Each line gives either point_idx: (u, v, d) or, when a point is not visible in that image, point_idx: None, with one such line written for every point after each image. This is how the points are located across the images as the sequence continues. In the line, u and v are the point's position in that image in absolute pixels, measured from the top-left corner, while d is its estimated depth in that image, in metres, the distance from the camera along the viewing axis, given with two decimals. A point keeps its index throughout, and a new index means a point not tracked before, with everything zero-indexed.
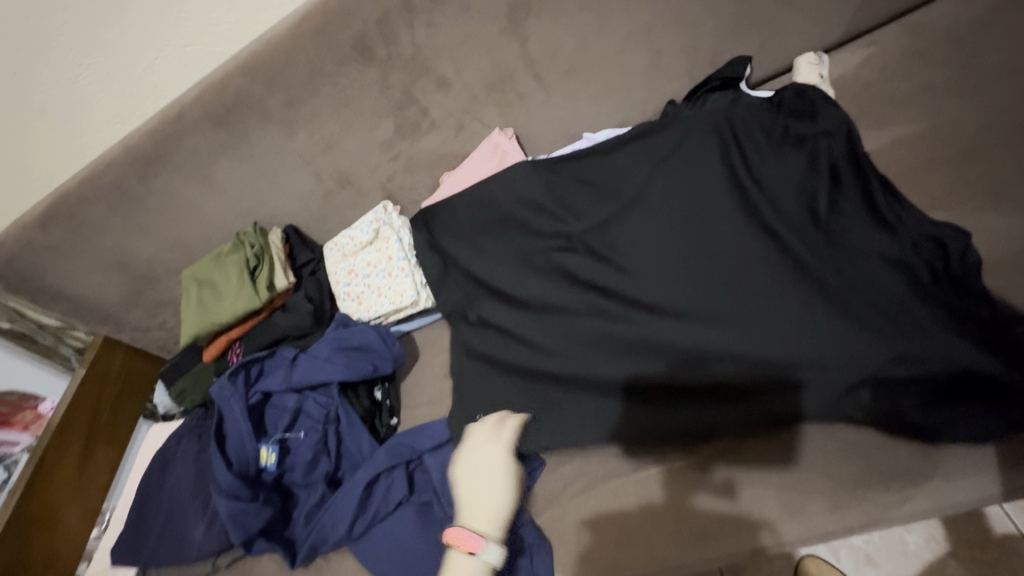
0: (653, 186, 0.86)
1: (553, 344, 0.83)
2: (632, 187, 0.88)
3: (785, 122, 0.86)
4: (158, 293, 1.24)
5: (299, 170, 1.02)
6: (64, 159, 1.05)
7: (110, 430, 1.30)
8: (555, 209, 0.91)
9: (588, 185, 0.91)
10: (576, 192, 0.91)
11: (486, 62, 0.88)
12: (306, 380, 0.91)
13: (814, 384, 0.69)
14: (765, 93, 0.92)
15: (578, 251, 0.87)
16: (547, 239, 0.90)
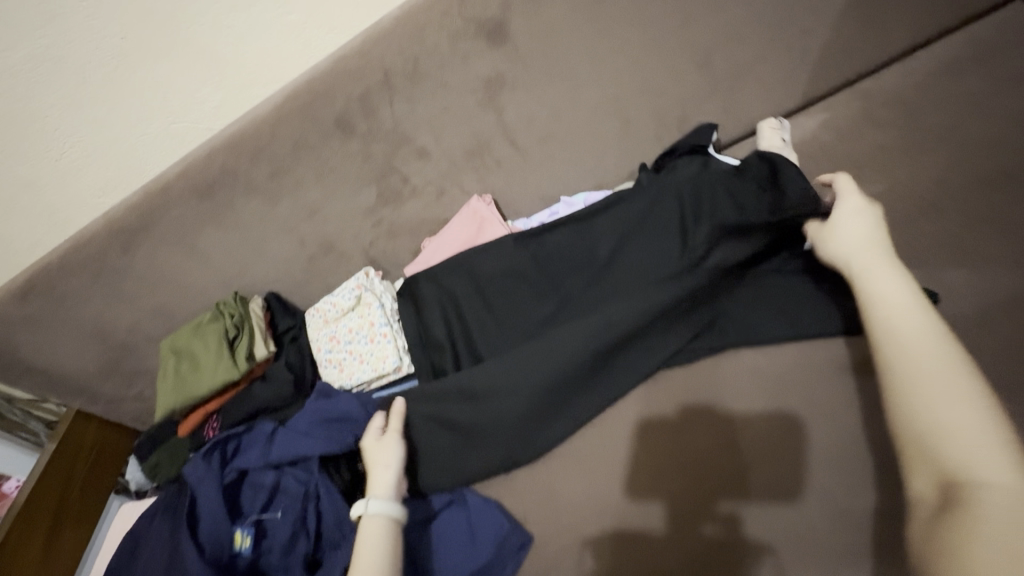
0: (634, 254, 0.90)
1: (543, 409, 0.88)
2: (612, 253, 0.91)
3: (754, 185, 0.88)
4: (134, 365, 1.19)
5: (280, 239, 1.01)
6: (46, 232, 1.05)
7: (78, 510, 1.23)
8: (538, 277, 0.93)
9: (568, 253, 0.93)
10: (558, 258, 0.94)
11: (464, 132, 0.92)
12: (285, 455, 0.88)
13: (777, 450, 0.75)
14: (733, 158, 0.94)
15: (562, 318, 0.91)
16: (531, 306, 0.93)
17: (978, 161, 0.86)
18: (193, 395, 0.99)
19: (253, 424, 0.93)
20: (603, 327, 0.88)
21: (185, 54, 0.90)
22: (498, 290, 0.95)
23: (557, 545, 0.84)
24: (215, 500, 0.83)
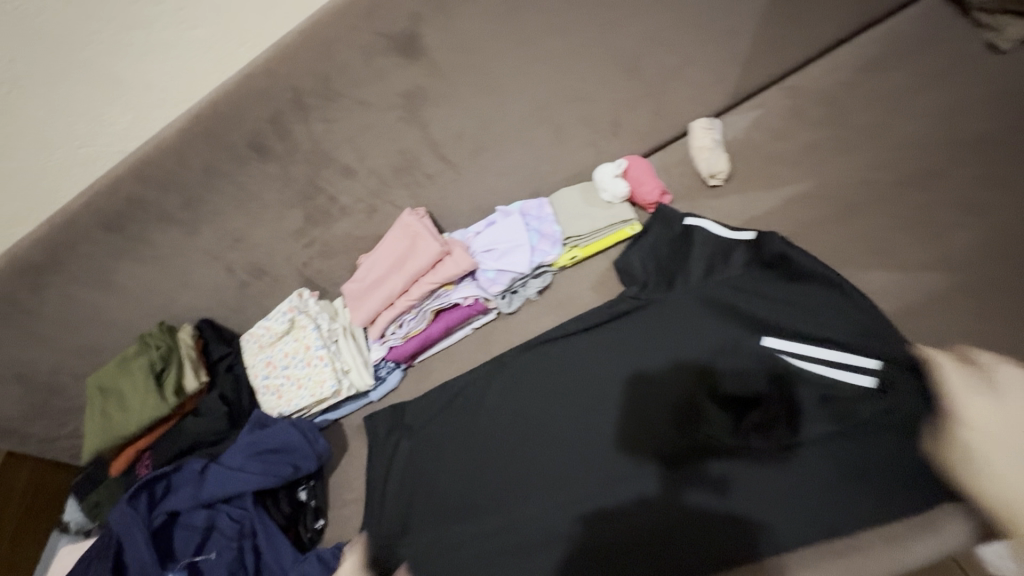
0: (663, 351, 0.84)
1: (541, 513, 0.79)
2: (640, 345, 0.85)
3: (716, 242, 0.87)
4: (65, 402, 1.13)
5: (207, 266, 0.97)
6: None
7: (10, 558, 1.16)
8: (553, 370, 0.88)
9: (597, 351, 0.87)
10: (586, 352, 0.88)
11: (390, 149, 0.89)
12: (216, 495, 0.85)
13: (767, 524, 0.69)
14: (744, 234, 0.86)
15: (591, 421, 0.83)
16: (553, 402, 0.86)
17: (900, 160, 0.87)
18: (122, 434, 0.95)
19: (182, 463, 0.89)
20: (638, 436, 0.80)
21: (88, 74, 0.82)
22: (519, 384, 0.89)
23: None
24: (143, 548, 0.80)
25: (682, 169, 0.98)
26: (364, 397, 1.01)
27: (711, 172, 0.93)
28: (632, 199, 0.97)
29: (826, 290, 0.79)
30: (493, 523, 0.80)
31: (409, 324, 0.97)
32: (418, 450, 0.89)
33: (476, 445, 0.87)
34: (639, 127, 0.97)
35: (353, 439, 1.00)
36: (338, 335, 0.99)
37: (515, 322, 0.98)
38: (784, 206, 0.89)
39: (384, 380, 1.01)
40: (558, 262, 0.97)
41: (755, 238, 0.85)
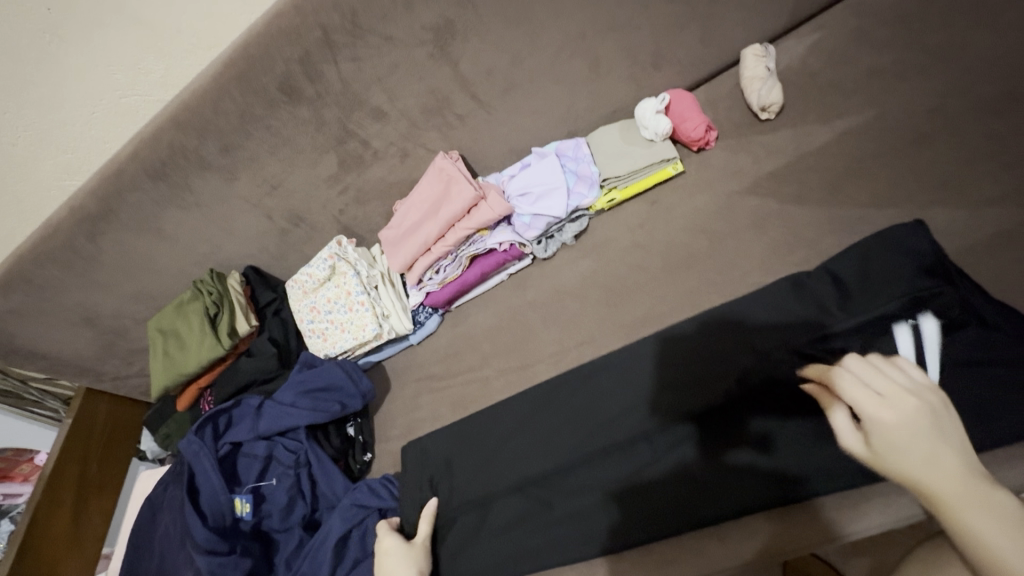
0: (689, 362, 0.75)
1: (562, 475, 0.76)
2: (710, 330, 0.76)
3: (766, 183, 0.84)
4: (131, 342, 1.22)
5: (248, 213, 0.99)
6: (13, 213, 0.99)
7: (101, 479, 1.27)
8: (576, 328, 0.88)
9: (617, 355, 0.82)
10: (675, 454, 0.71)
11: (420, 89, 0.86)
12: (273, 428, 0.91)
13: (813, 475, 0.64)
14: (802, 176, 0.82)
15: (663, 449, 0.71)
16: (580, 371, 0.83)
17: (974, 83, 0.79)
18: (185, 373, 1.02)
19: (240, 399, 0.96)
20: (730, 438, 0.69)
21: (118, 20, 0.80)
22: (552, 408, 0.81)
23: None
24: (212, 473, 0.87)
25: (729, 102, 0.92)
26: (405, 339, 1.03)
27: (761, 105, 0.86)
28: (675, 135, 0.91)
29: (849, 265, 0.72)
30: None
31: (445, 270, 0.97)
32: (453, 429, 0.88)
33: (499, 418, 0.85)
34: (683, 56, 0.91)
35: (393, 380, 1.04)
36: (377, 281, 1.02)
37: (550, 266, 0.96)
38: (839, 139, 0.82)
39: (423, 324, 1.03)
40: (594, 205, 0.93)
41: (806, 180, 0.82)
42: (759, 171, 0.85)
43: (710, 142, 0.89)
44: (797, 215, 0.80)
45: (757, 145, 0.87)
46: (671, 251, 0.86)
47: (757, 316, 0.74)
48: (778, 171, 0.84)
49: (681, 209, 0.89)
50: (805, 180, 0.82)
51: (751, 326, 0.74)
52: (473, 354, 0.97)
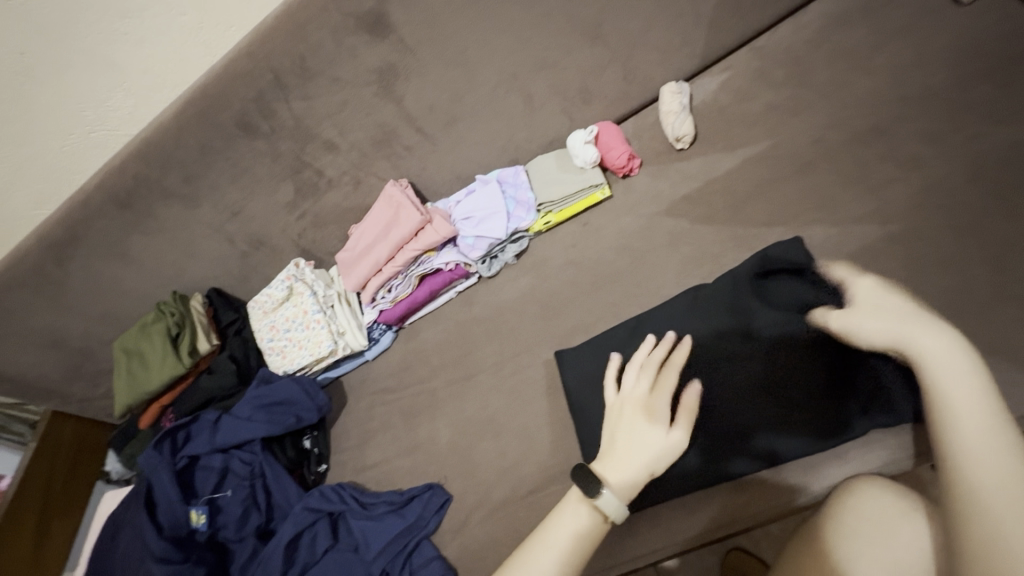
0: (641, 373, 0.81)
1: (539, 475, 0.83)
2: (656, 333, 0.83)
3: (683, 205, 0.93)
4: (98, 364, 1.25)
5: (211, 238, 1.05)
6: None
7: (65, 500, 1.30)
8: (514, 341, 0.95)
9: (573, 367, 0.86)
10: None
11: (368, 123, 0.94)
12: (229, 441, 0.96)
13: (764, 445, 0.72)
14: (713, 200, 0.91)
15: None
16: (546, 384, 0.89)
17: (856, 115, 0.90)
18: (147, 391, 1.06)
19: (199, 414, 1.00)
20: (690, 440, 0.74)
21: (86, 62, 0.87)
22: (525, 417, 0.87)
23: (470, 502, 0.86)
24: (169, 485, 0.92)
25: (652, 133, 1.01)
26: (360, 355, 1.09)
27: (676, 136, 0.96)
28: (603, 163, 1.00)
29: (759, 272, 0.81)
30: (479, 464, 0.88)
31: (397, 289, 1.04)
32: (414, 437, 0.96)
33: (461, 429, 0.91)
34: (609, 92, 1.01)
35: (349, 394, 1.09)
36: (334, 300, 1.08)
37: (493, 284, 1.04)
38: (743, 165, 0.92)
39: (377, 340, 1.09)
40: (532, 227, 1.01)
41: (716, 201, 0.91)
42: (676, 194, 0.94)
43: (634, 169, 0.98)
44: (708, 234, 0.89)
45: (675, 171, 0.97)
46: (600, 268, 0.94)
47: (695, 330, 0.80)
48: (692, 195, 0.93)
49: (610, 230, 0.97)
50: (716, 202, 0.91)
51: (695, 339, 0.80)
52: (423, 367, 1.03)
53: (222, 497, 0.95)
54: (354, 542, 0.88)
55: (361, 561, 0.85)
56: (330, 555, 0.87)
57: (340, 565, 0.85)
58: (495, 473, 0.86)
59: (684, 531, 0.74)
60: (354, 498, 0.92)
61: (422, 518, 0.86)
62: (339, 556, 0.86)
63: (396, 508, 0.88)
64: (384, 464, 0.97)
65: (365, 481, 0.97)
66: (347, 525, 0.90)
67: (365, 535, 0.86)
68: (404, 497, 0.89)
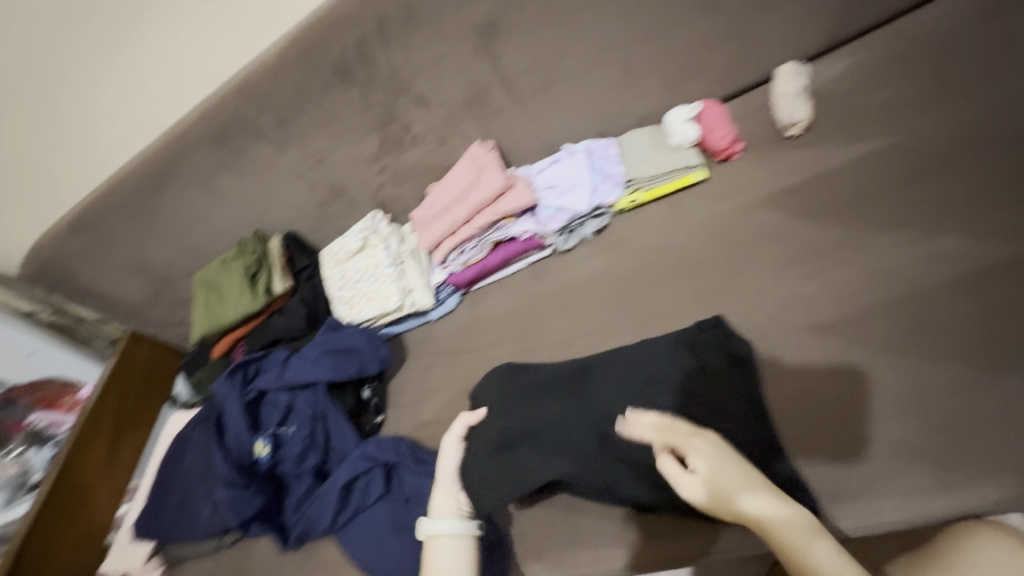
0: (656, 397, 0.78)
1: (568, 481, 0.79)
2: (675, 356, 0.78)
3: (784, 197, 0.87)
4: (177, 293, 1.32)
5: (294, 182, 1.07)
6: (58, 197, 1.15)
7: (136, 415, 1.39)
8: (584, 318, 0.93)
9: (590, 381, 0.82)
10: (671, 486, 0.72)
11: (462, 81, 0.92)
12: (297, 380, 0.99)
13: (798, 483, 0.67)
14: (820, 195, 0.85)
15: (632, 482, 0.72)
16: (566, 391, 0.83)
17: (1000, 117, 0.81)
18: (223, 323, 1.10)
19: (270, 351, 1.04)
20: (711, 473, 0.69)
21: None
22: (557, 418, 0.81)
23: None
24: (238, 414, 0.96)
25: (758, 118, 0.95)
26: (425, 315, 1.10)
27: (787, 122, 0.89)
28: (702, 144, 0.95)
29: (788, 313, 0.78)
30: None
31: (469, 253, 1.03)
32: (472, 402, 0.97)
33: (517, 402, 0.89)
34: (718, 69, 0.94)
35: (410, 350, 1.10)
36: (405, 257, 1.08)
37: (568, 259, 1.01)
38: (859, 161, 0.85)
39: (443, 302, 1.09)
40: (616, 204, 0.98)
41: (823, 197, 0.84)
42: (778, 184, 0.88)
43: (735, 153, 0.93)
44: (811, 231, 0.83)
45: (780, 159, 0.90)
46: (686, 254, 0.90)
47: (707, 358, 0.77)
48: (795, 188, 0.87)
49: (700, 215, 0.92)
50: (823, 197, 0.84)
51: (712, 366, 0.76)
52: (487, 334, 1.03)
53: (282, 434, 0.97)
54: (407, 495, 0.89)
55: (414, 514, 0.87)
56: (381, 504, 0.89)
57: (393, 515, 0.88)
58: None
59: (722, 547, 0.68)
60: (410, 452, 0.93)
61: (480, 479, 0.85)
62: (390, 505, 0.89)
63: None
64: (440, 424, 0.98)
65: (419, 437, 0.98)
66: (401, 477, 0.92)
67: (419, 489, 0.88)
68: None
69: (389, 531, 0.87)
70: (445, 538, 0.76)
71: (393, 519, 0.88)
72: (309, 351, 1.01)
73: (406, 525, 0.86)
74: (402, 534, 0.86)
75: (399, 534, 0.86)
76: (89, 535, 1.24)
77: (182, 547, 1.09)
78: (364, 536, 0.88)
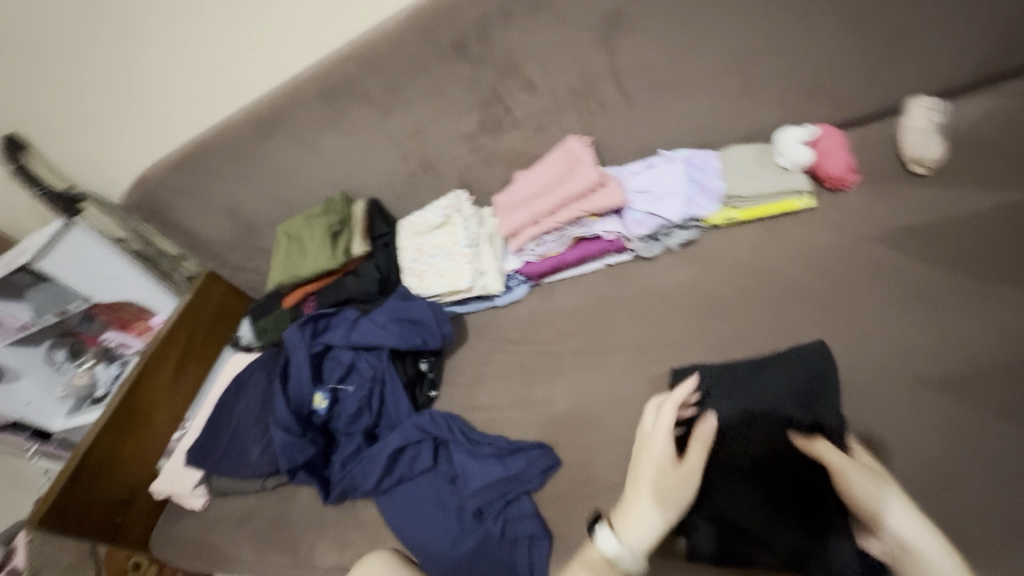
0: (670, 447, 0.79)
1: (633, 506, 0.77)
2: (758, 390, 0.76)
3: (899, 237, 0.82)
4: (258, 240, 1.38)
5: (387, 150, 1.09)
6: (150, 141, 1.27)
7: (202, 350, 1.46)
8: (660, 329, 0.91)
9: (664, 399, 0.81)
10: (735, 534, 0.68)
11: (573, 71, 0.91)
12: (362, 341, 1.01)
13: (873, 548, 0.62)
14: (942, 240, 0.80)
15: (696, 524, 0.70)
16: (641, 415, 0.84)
17: None
18: (299, 276, 1.14)
19: (342, 309, 1.08)
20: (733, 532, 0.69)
21: None
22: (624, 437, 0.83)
23: (574, 474, 0.83)
24: (304, 364, 0.99)
25: (876, 151, 0.90)
26: (490, 299, 1.10)
27: (917, 157, 0.85)
28: (814, 170, 0.90)
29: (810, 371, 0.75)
30: (594, 440, 0.85)
31: (548, 246, 1.02)
32: (530, 393, 0.96)
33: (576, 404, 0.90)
34: (843, 92, 0.90)
35: (472, 332, 1.11)
36: (482, 240, 1.08)
37: (649, 267, 0.98)
38: (989, 210, 0.80)
39: (511, 290, 1.09)
40: (711, 218, 0.94)
41: (943, 241, 0.80)
42: (893, 221, 0.84)
43: (852, 184, 0.88)
44: (926, 273, 0.78)
45: (899, 195, 0.86)
46: (778, 280, 0.86)
47: (719, 411, 0.75)
48: (912, 228, 0.82)
49: (800, 243, 0.88)
50: (943, 243, 0.80)
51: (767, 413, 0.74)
52: (552, 328, 1.02)
53: (340, 391, 1.00)
54: (451, 473, 0.90)
55: (455, 493, 0.88)
56: (427, 476, 0.90)
57: (435, 489, 0.89)
58: (607, 454, 0.83)
59: None
60: (462, 432, 0.93)
61: (528, 470, 0.85)
62: (436, 480, 0.90)
63: (501, 455, 0.88)
64: (493, 409, 0.97)
65: (471, 418, 0.98)
66: (449, 454, 0.92)
67: (465, 469, 0.88)
68: (512, 447, 0.88)
69: (429, 505, 0.88)
70: (601, 555, 0.64)
71: (436, 493, 0.89)
72: (378, 317, 1.04)
73: (447, 503, 0.87)
74: (443, 509, 0.87)
75: (438, 510, 0.87)
76: (145, 455, 1.30)
77: (229, 482, 1.14)
78: (406, 505, 0.89)
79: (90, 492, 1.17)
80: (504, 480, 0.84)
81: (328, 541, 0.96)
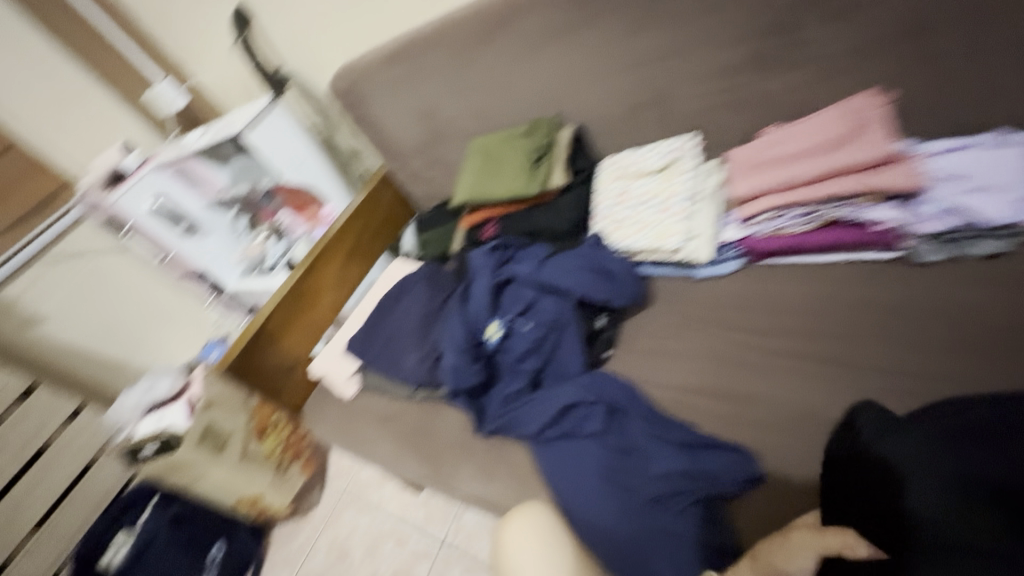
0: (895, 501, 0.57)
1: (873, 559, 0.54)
2: None
3: None
4: (440, 151, 1.33)
5: (618, 74, 0.97)
6: (374, 34, 1.36)
7: (367, 248, 1.52)
8: (935, 355, 0.71)
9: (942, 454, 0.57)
10: None
11: (899, 7, 0.74)
12: (550, 282, 0.95)
13: None
14: None
15: None
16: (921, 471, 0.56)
17: None
18: (488, 198, 1.08)
19: (534, 245, 1.03)
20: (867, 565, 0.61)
21: None
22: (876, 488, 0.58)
23: (778, 493, 0.71)
24: (486, 290, 0.97)
25: None
26: (690, 268, 0.97)
27: None
28: None
29: None
30: (810, 462, 0.71)
31: (786, 221, 0.87)
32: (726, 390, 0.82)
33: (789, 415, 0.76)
34: None
35: (660, 297, 0.99)
36: (703, 197, 0.95)
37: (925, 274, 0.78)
38: None
39: (719, 263, 0.94)
40: None
41: None
42: None
43: None
44: None
45: None
46: None
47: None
48: None
49: None
50: None
51: None
52: (767, 316, 0.87)
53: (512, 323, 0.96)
54: (622, 449, 0.81)
55: (622, 467, 0.80)
56: (595, 441, 0.83)
57: (601, 458, 0.82)
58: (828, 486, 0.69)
59: None
60: (645, 406, 0.86)
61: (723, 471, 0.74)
62: (604, 451, 0.81)
63: (688, 445, 0.79)
64: (680, 387, 0.87)
65: (648, 391, 0.89)
66: (623, 425, 0.84)
67: (646, 446, 0.80)
68: (702, 440, 0.78)
69: (593, 473, 0.81)
70: None
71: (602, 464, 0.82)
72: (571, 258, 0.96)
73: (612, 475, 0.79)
74: (606, 483, 0.78)
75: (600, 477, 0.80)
76: (306, 334, 1.38)
77: (382, 382, 1.17)
78: (564, 464, 0.83)
79: (261, 353, 1.28)
80: (690, 475, 0.75)
81: (473, 468, 0.95)
